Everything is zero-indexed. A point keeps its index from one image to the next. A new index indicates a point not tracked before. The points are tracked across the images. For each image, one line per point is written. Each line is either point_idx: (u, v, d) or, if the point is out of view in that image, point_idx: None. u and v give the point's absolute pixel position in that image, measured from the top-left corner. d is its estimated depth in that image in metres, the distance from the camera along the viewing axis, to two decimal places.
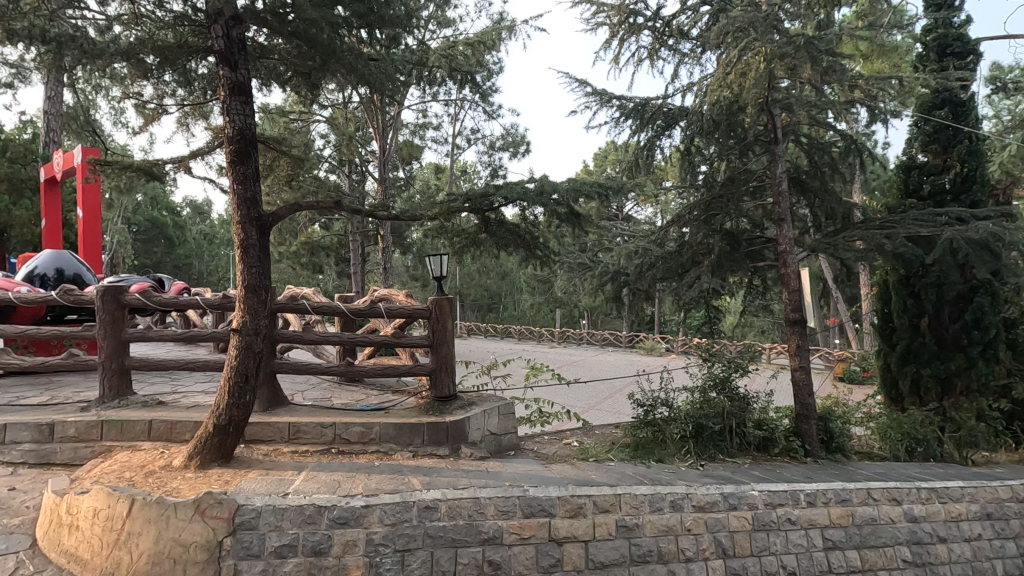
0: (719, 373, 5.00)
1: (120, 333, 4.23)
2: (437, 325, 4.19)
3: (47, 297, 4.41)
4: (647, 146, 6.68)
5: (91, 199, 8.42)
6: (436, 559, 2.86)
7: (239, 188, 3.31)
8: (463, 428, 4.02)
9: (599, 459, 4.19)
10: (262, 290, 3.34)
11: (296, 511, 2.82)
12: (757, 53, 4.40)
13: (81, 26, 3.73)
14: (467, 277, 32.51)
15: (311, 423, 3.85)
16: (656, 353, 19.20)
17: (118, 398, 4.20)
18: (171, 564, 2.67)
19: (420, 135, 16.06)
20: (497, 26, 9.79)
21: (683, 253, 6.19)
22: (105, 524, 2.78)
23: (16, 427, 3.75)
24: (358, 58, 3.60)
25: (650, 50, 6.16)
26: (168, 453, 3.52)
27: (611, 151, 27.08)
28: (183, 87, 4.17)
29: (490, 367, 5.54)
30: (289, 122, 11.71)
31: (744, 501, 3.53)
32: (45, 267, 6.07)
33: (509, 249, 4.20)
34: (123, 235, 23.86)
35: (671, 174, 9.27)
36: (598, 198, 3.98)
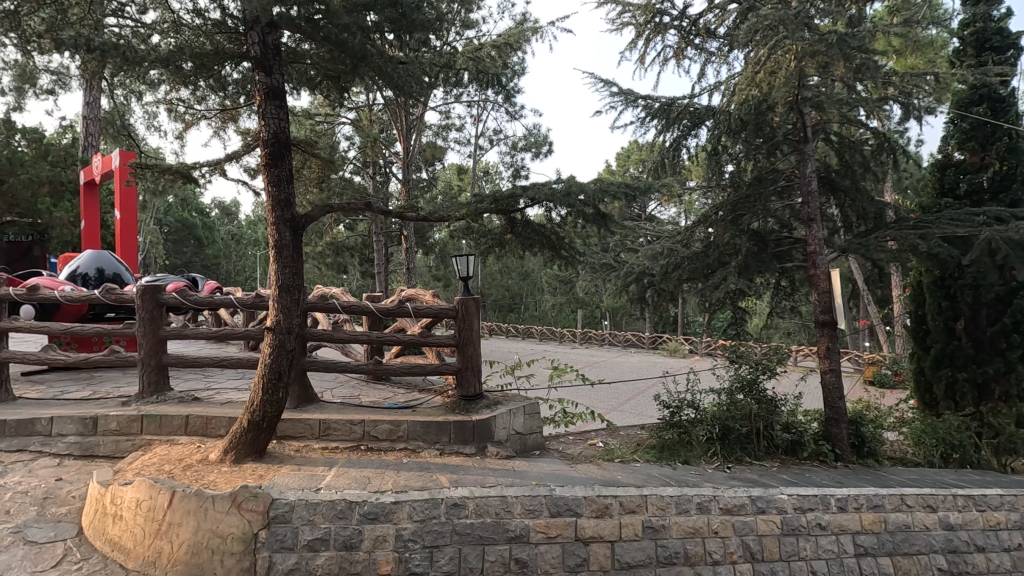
0: (746, 375, 4.94)
1: (158, 331, 4.38)
2: (464, 325, 4.23)
3: (89, 296, 4.58)
4: (673, 146, 6.63)
5: (128, 201, 8.69)
6: (463, 555, 2.91)
7: (273, 190, 3.40)
8: (489, 427, 4.05)
9: (624, 460, 4.18)
10: (296, 290, 3.42)
11: (328, 506, 2.88)
12: (787, 51, 4.35)
13: (126, 35, 3.89)
14: (489, 277, 32.63)
15: (340, 420, 3.92)
16: (679, 354, 19.01)
17: (156, 394, 4.34)
18: (208, 555, 2.75)
19: (443, 136, 16.19)
20: (521, 26, 9.81)
21: (709, 254, 6.13)
22: (146, 515, 2.88)
23: (62, 421, 3.92)
24: (387, 61, 3.65)
25: (675, 49, 6.13)
26: (204, 448, 3.63)
27: (634, 151, 26.88)
28: (219, 93, 4.30)
29: (514, 367, 5.53)
30: (315, 125, 11.92)
31: (774, 505, 3.47)
32: (86, 267, 6.30)
33: (535, 249, 4.21)
34: (156, 235, 24.56)
35: (696, 173, 9.18)
36: (624, 199, 3.97)
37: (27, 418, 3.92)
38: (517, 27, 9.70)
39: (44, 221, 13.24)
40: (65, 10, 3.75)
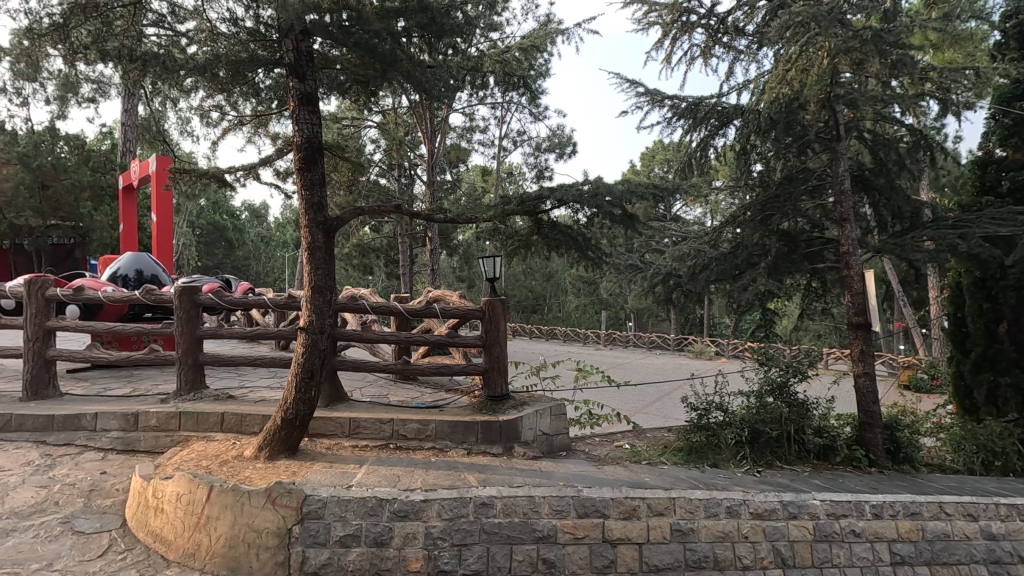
0: (776, 378, 4.85)
1: (195, 331, 4.51)
2: (491, 326, 4.26)
3: (130, 296, 4.74)
4: (701, 146, 6.56)
5: (165, 204, 8.97)
6: (492, 554, 2.93)
7: (307, 193, 3.48)
8: (516, 427, 4.07)
9: (652, 462, 4.15)
10: (327, 291, 3.50)
11: (360, 502, 2.93)
12: (819, 48, 4.29)
13: (166, 45, 4.03)
14: (512, 278, 32.72)
15: (370, 419, 4.00)
16: (705, 356, 18.76)
17: (192, 391, 4.49)
18: (245, 548, 2.84)
19: (468, 138, 16.32)
20: (545, 28, 9.84)
21: (737, 254, 6.03)
22: (185, 508, 2.98)
23: (106, 416, 4.11)
24: (416, 65, 3.70)
25: (702, 48, 6.07)
26: (240, 444, 3.73)
27: (658, 150, 26.66)
28: (254, 99, 4.42)
29: (539, 368, 5.49)
30: (342, 128, 12.15)
31: (806, 510, 3.40)
32: (126, 269, 6.54)
33: (562, 251, 4.20)
34: (189, 237, 25.33)
35: (723, 173, 9.06)
36: (652, 199, 3.95)
37: (74, 413, 4.13)
38: (542, 28, 9.72)
39: (86, 224, 13.81)
40: (110, 22, 3.91)
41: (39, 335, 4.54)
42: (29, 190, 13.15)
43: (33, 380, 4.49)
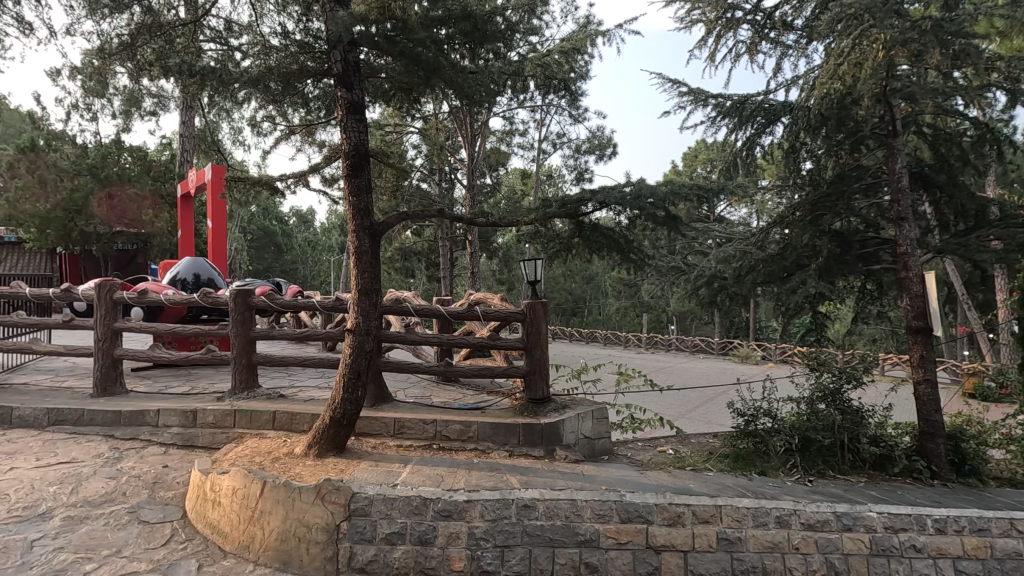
0: (828, 384, 4.63)
1: (248, 332, 4.71)
2: (532, 329, 4.26)
3: (190, 299, 4.99)
4: (747, 145, 6.40)
5: (220, 211, 9.39)
6: (534, 556, 2.94)
7: (354, 199, 3.58)
8: (558, 430, 4.07)
9: (697, 469, 4.06)
10: (373, 294, 3.59)
11: (404, 501, 2.99)
12: (873, 41, 4.13)
13: (221, 59, 4.23)
14: (552, 280, 32.64)
15: (414, 419, 4.08)
16: (752, 361, 18.21)
17: (246, 390, 4.68)
18: (296, 542, 2.95)
19: (507, 141, 16.43)
20: (584, 30, 9.84)
21: (786, 256, 5.85)
22: (240, 502, 3.11)
23: (167, 413, 4.34)
24: (458, 72, 3.75)
25: (748, 44, 5.93)
26: (290, 442, 3.87)
27: (701, 150, 26.12)
28: (303, 109, 4.58)
29: (580, 371, 5.42)
30: (385, 135, 12.44)
31: (862, 523, 3.25)
32: (185, 273, 6.89)
33: (603, 253, 4.16)
34: (242, 242, 26.42)
35: (769, 173, 8.80)
36: (696, 200, 3.88)
37: (139, 409, 4.38)
38: (582, 31, 9.70)
39: (148, 231, 14.63)
40: (172, 40, 4.13)
41: (107, 336, 4.84)
42: (97, 200, 14.02)
43: (102, 378, 4.79)
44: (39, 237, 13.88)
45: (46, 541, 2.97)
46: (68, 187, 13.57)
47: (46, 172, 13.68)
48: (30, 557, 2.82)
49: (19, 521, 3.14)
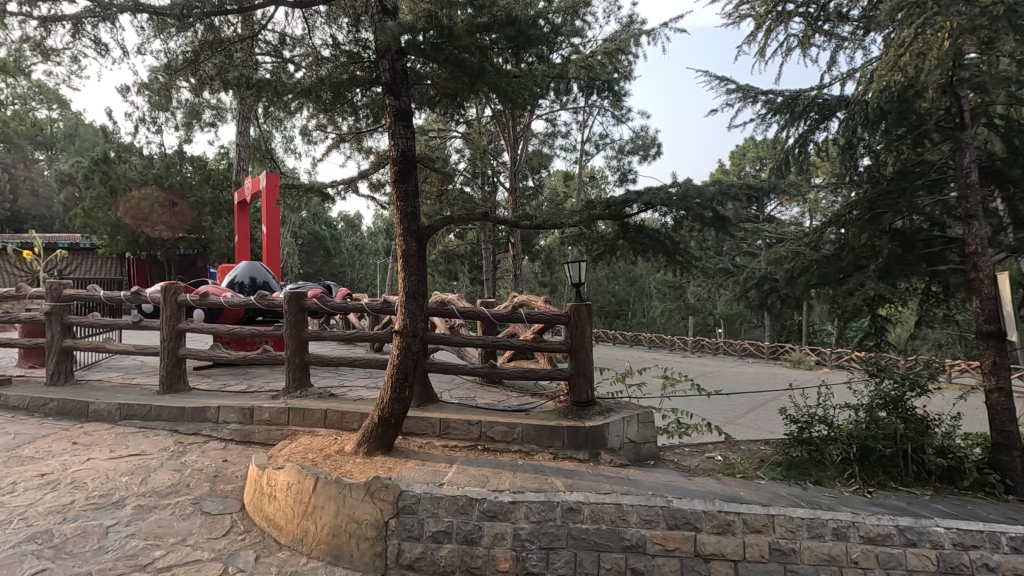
0: (889, 391, 4.39)
1: (301, 332, 4.88)
2: (576, 332, 4.25)
3: (247, 301, 5.22)
4: (799, 141, 6.19)
5: (273, 217, 9.76)
6: (579, 560, 2.92)
7: (401, 204, 3.67)
8: (603, 434, 4.03)
9: (747, 476, 3.94)
10: (420, 295, 3.66)
11: (450, 501, 3.03)
12: (939, 29, 3.91)
13: (276, 71, 4.43)
14: (595, 283, 32.37)
15: (459, 420, 4.14)
16: (804, 366, 17.52)
17: (299, 389, 4.86)
18: (346, 537, 3.04)
19: (550, 143, 16.42)
20: (629, 29, 9.73)
21: (842, 256, 5.61)
22: (294, 497, 3.22)
23: (227, 410, 4.56)
24: (502, 76, 3.79)
25: (801, 37, 5.73)
26: (340, 440, 3.99)
27: (750, 148, 25.34)
28: (352, 117, 4.72)
29: (625, 374, 5.34)
30: (429, 140, 12.65)
31: (927, 538, 3.07)
32: (242, 276, 7.21)
33: (649, 255, 4.09)
34: (293, 247, 27.40)
35: (823, 171, 8.46)
36: (745, 200, 3.78)
37: (201, 406, 4.63)
38: (625, 30, 9.60)
39: (207, 236, 15.38)
40: (231, 55, 4.34)
41: (173, 335, 5.12)
42: (161, 207, 14.86)
43: (167, 376, 5.07)
44: (110, 243, 14.82)
45: (119, 527, 3.18)
46: (136, 195, 14.42)
47: (116, 181, 14.58)
48: (106, 542, 3.02)
49: (96, 508, 3.36)
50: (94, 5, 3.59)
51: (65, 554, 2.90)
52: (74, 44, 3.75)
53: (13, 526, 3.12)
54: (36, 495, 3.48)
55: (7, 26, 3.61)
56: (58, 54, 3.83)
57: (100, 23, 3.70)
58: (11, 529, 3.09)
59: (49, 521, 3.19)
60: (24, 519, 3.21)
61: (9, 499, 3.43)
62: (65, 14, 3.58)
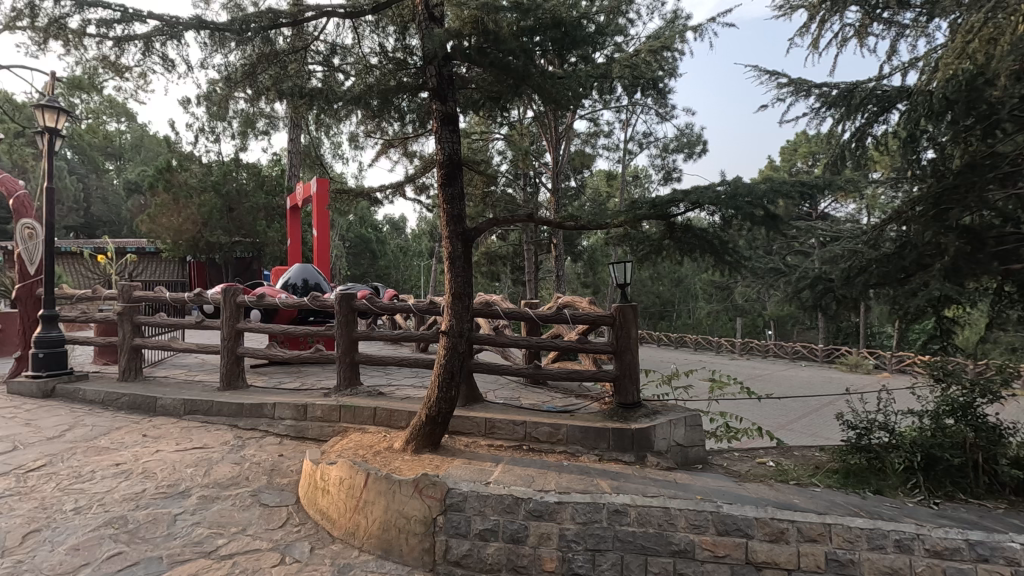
0: (957, 397, 4.14)
1: (351, 332, 5.03)
2: (621, 333, 4.22)
3: (301, 302, 5.42)
4: (857, 135, 5.96)
5: (323, 220, 10.10)
6: (626, 563, 2.91)
7: (447, 207, 3.73)
8: (649, 436, 3.98)
9: (801, 483, 3.80)
10: (466, 297, 3.72)
11: (497, 499, 3.06)
12: (1011, 13, 3.70)
13: (326, 80, 4.58)
14: (639, 283, 31.91)
15: (505, 420, 4.19)
16: (862, 370, 16.74)
17: (349, 387, 5.01)
18: (396, 532, 3.12)
19: (592, 143, 16.32)
20: (674, 26, 9.59)
21: (903, 254, 5.35)
22: (346, 491, 3.33)
23: (282, 406, 4.77)
24: (547, 78, 3.82)
25: (858, 27, 5.51)
26: (389, 437, 4.09)
27: (802, 143, 24.43)
28: (399, 123, 4.84)
29: (670, 376, 5.23)
30: (472, 143, 12.81)
31: (1001, 554, 2.84)
32: (295, 278, 7.49)
33: (696, 255, 4.01)
34: (341, 249, 28.24)
35: (882, 165, 8.07)
36: (799, 197, 3.64)
37: (258, 403, 4.85)
38: (670, 27, 9.46)
39: (261, 240, 16.05)
40: (285, 66, 4.50)
41: (232, 335, 5.38)
42: (220, 213, 15.64)
43: (227, 373, 5.34)
44: (173, 248, 15.70)
45: (186, 515, 3.37)
46: (197, 202, 15.22)
47: (179, 189, 15.41)
48: (174, 529, 3.21)
49: (165, 497, 3.58)
50: (162, 24, 3.81)
51: (138, 539, 3.10)
52: (144, 61, 4.00)
53: (93, 511, 3.36)
54: (112, 483, 3.74)
55: (85, 47, 3.88)
56: (129, 72, 4.09)
57: (167, 41, 3.93)
58: (91, 514, 3.32)
59: (124, 507, 3.42)
60: (102, 504, 3.45)
61: (89, 486, 3.69)
62: (136, 33, 3.82)
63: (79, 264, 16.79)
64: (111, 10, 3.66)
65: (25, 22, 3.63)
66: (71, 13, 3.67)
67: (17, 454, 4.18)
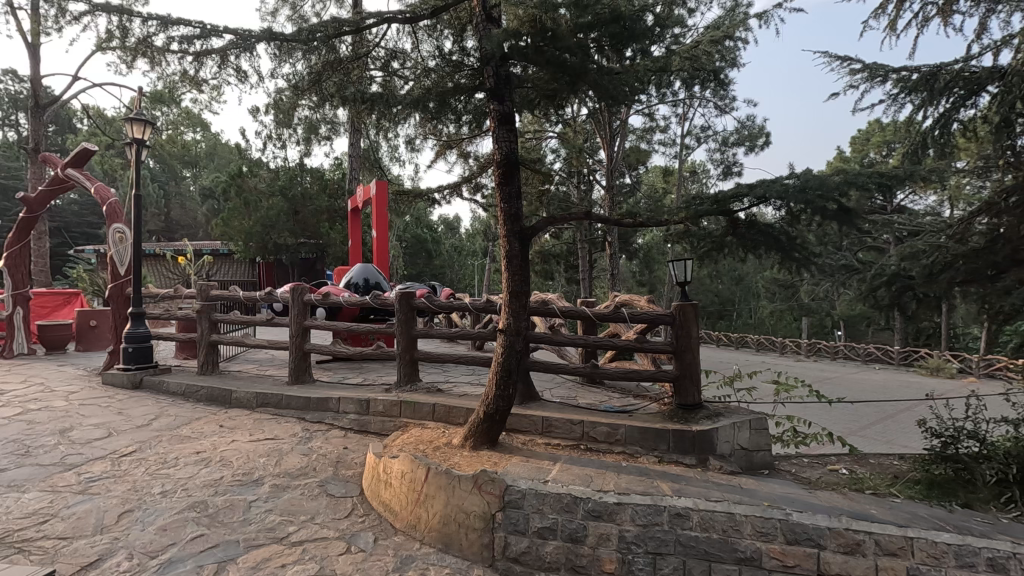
0: None
1: (411, 330, 5.15)
2: (681, 332, 4.11)
3: (363, 300, 5.59)
4: (940, 122, 5.56)
5: (382, 221, 10.40)
6: (688, 568, 2.85)
7: (505, 205, 3.75)
8: (711, 439, 3.86)
9: (878, 493, 3.58)
10: (523, 295, 3.73)
11: (555, 497, 3.05)
12: None
13: (385, 85, 4.71)
14: (697, 281, 31.02)
15: (562, 419, 4.18)
16: (945, 373, 15.56)
17: (409, 383, 5.14)
18: (456, 527, 3.18)
19: (647, 139, 16.01)
20: (734, 15, 9.25)
21: (995, 249, 4.94)
22: (408, 484, 3.41)
23: (346, 401, 4.96)
24: (603, 74, 3.78)
25: (941, 5, 5.12)
26: (448, 433, 4.16)
27: (876, 132, 23.02)
28: (455, 125, 4.89)
29: (733, 377, 5.00)
30: (526, 141, 12.84)
31: None
32: (357, 278, 7.75)
33: (761, 252, 3.85)
34: (398, 249, 28.98)
35: (967, 153, 7.49)
36: (876, 189, 3.44)
37: (324, 397, 5.07)
38: (730, 16, 9.13)
39: (324, 241, 16.71)
40: (348, 73, 4.65)
41: (299, 332, 5.63)
42: (286, 216, 16.42)
43: (295, 368, 5.60)
44: (244, 249, 16.61)
45: (260, 503, 3.56)
46: (266, 206, 16.05)
47: (249, 194, 16.31)
48: (249, 515, 3.40)
49: (240, 484, 3.79)
50: (236, 37, 4.03)
51: (217, 523, 3.30)
52: (220, 73, 4.23)
53: (177, 495, 3.61)
54: (194, 470, 4.00)
55: (166, 63, 4.15)
56: (206, 84, 4.34)
57: (241, 54, 4.15)
58: (175, 498, 3.57)
59: (204, 493, 3.65)
60: (185, 489, 3.70)
61: (173, 472, 3.97)
62: (213, 48, 4.06)
63: (161, 265, 18.03)
64: (192, 27, 3.90)
65: (117, 42, 3.92)
66: (156, 32, 3.93)
67: (111, 440, 4.55)
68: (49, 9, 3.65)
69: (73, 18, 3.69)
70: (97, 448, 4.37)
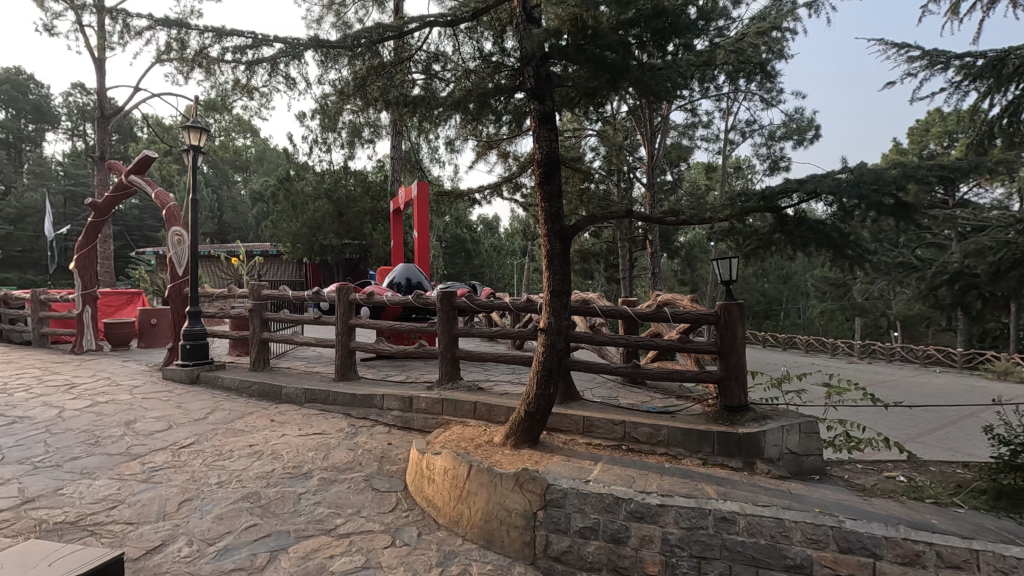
0: None
1: (452, 328, 5.21)
2: (726, 332, 4.02)
3: (406, 300, 5.70)
4: (1009, 110, 5.23)
5: (423, 221, 10.55)
6: (735, 572, 2.79)
7: (546, 205, 3.75)
8: (758, 442, 3.75)
9: (939, 503, 3.39)
10: (564, 294, 3.72)
11: (597, 498, 3.04)
12: None
13: (426, 88, 4.79)
14: (742, 281, 30.13)
15: (603, 419, 4.16)
16: (1015, 378, 14.61)
17: (450, 381, 5.21)
18: (498, 524, 3.20)
19: (690, 134, 15.65)
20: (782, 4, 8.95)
21: None
22: (451, 481, 3.46)
23: (390, 398, 5.08)
24: (644, 71, 3.73)
25: None
26: (489, 431, 4.20)
27: (936, 123, 21.88)
28: (496, 125, 4.90)
29: (781, 379, 4.80)
30: (566, 140, 12.79)
31: None
32: (399, 277, 7.91)
33: (811, 250, 3.71)
34: (438, 250, 29.36)
35: None
36: (938, 182, 3.24)
37: (369, 393, 5.21)
38: (778, 6, 8.83)
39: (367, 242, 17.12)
40: (390, 76, 4.74)
41: (345, 330, 5.78)
42: (331, 218, 16.90)
43: (342, 365, 5.77)
44: (292, 250, 17.17)
45: (309, 495, 3.68)
46: (312, 208, 16.58)
47: (296, 198, 16.91)
48: (299, 507, 3.52)
49: (291, 477, 3.94)
50: (286, 46, 4.19)
51: (270, 513, 3.43)
52: (270, 81, 4.40)
53: (232, 486, 3.78)
54: (247, 462, 4.17)
55: (220, 72, 4.34)
56: (257, 92, 4.50)
57: (289, 61, 4.29)
58: (231, 489, 3.74)
59: (257, 484, 3.81)
60: (239, 481, 3.87)
61: (228, 464, 4.15)
62: (264, 57, 4.22)
63: (215, 266, 18.85)
64: (244, 37, 4.08)
65: (176, 54, 4.13)
66: (211, 43, 4.12)
67: (172, 432, 4.80)
68: (115, 25, 3.88)
69: (136, 33, 3.91)
70: (159, 440, 4.62)
